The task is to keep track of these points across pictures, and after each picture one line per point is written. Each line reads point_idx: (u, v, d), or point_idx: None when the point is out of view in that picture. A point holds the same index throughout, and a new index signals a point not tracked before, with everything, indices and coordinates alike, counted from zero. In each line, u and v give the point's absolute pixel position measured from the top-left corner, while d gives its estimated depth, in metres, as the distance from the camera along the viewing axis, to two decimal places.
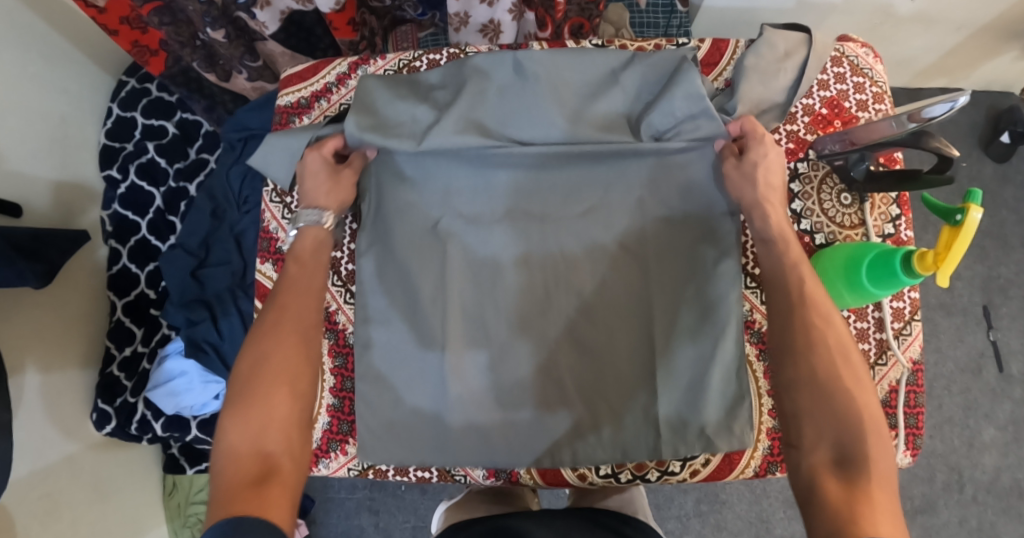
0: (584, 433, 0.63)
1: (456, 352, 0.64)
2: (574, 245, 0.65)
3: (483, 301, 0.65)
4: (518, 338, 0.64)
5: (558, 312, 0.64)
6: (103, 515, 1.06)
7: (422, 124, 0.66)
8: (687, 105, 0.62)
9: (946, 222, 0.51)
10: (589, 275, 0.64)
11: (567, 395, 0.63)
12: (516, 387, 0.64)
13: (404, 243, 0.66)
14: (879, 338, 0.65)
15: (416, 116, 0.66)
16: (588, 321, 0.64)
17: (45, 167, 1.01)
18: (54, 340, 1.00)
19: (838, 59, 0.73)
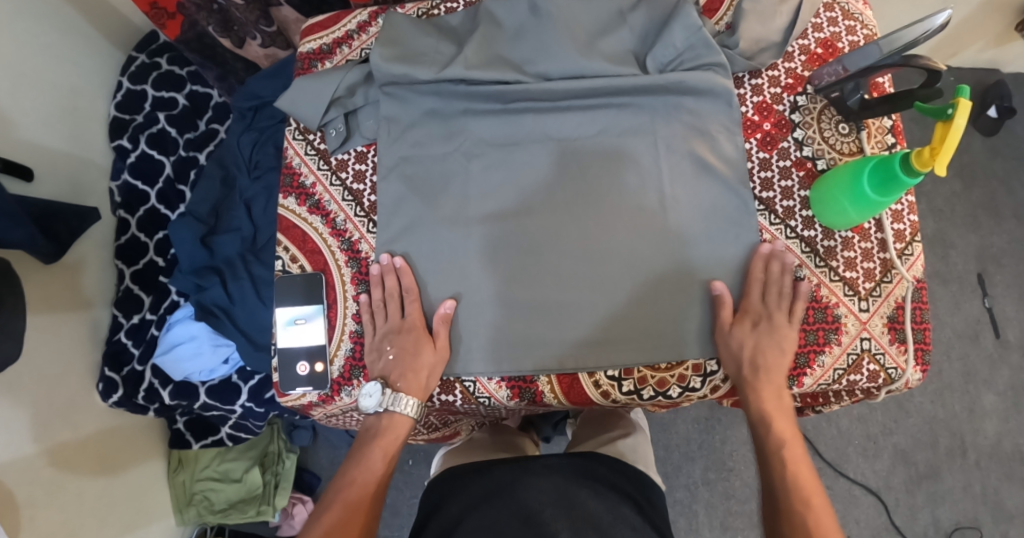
0: (595, 354, 0.63)
1: (474, 274, 0.65)
2: (588, 171, 0.66)
3: (512, 228, 0.65)
4: (530, 261, 0.65)
5: (572, 236, 0.65)
6: (109, 487, 1.05)
7: (445, 56, 0.67)
8: (687, 38, 0.67)
9: (938, 120, 0.53)
10: (611, 198, 0.65)
11: (579, 317, 0.63)
12: (530, 310, 0.64)
13: (421, 171, 0.67)
14: (883, 257, 0.68)
15: (439, 50, 0.67)
16: (614, 238, 0.64)
17: (56, 135, 1.02)
18: (62, 307, 1.01)
19: (830, 6, 0.77)
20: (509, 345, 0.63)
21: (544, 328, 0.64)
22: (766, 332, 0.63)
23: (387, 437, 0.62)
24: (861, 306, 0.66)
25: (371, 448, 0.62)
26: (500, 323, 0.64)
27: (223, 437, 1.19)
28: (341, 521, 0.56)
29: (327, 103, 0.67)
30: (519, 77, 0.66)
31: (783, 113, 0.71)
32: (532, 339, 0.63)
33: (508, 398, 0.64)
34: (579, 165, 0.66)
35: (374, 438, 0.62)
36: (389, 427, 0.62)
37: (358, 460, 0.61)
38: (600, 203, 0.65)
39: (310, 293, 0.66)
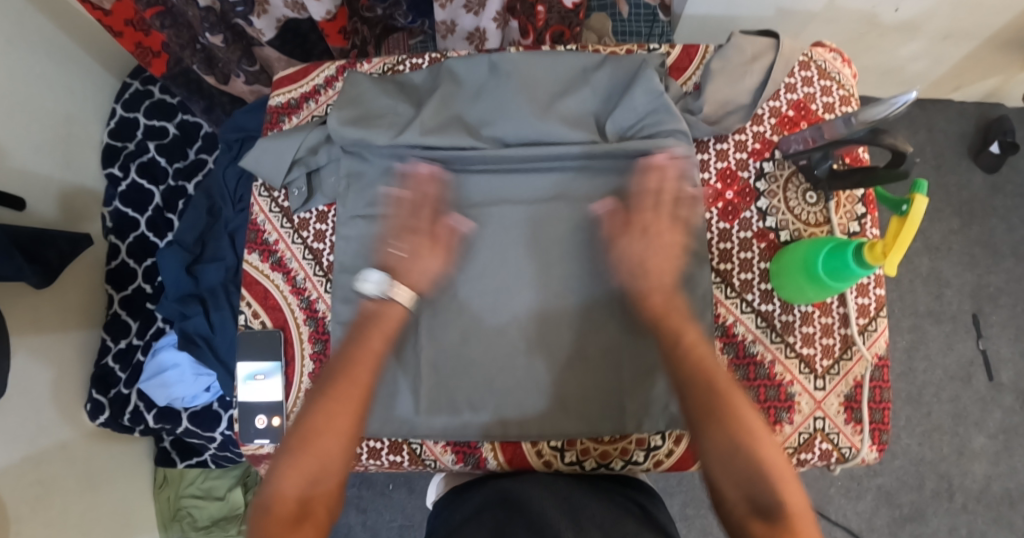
0: (535, 419, 0.63)
1: (418, 331, 0.66)
2: (537, 232, 0.66)
3: (465, 294, 0.66)
4: (475, 321, 0.65)
5: (518, 299, 0.65)
6: (95, 503, 1.08)
7: (403, 118, 0.68)
8: (648, 102, 0.66)
9: (894, 212, 0.52)
10: (568, 265, 0.65)
11: (522, 379, 0.64)
12: (473, 374, 0.64)
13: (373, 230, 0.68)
14: (843, 333, 0.67)
15: (397, 111, 0.68)
16: (565, 305, 0.65)
17: (49, 163, 1.05)
18: (53, 331, 1.04)
19: (805, 63, 0.74)
20: (450, 408, 0.64)
21: (488, 393, 0.64)
22: None
23: (378, 326, 0.62)
24: (816, 385, 0.66)
25: (367, 333, 0.62)
26: (440, 381, 0.65)
27: (206, 459, 1.22)
28: (342, 407, 0.57)
29: (288, 163, 0.69)
30: (474, 142, 0.67)
31: (747, 181, 0.71)
32: (475, 402, 0.64)
33: (453, 462, 0.66)
34: (530, 227, 0.66)
35: (368, 328, 0.62)
36: (382, 316, 0.63)
37: (354, 343, 0.61)
38: (550, 266, 0.65)
39: (269, 349, 0.68)
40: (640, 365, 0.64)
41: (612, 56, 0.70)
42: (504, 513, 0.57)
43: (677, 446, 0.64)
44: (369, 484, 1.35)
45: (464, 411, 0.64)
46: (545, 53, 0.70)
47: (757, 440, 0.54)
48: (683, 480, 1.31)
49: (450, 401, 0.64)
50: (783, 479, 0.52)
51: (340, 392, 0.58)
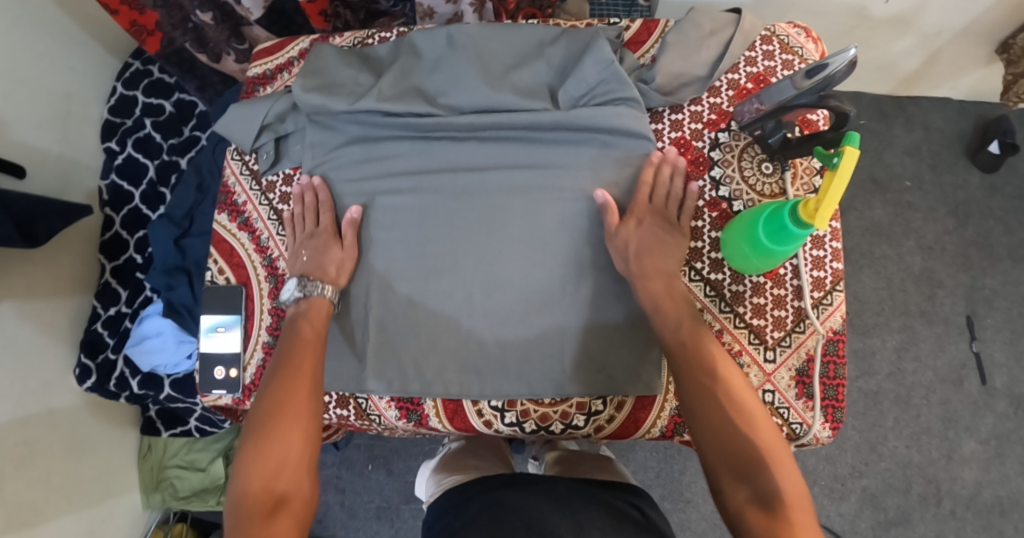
0: (478, 381, 0.64)
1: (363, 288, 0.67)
2: (484, 197, 0.67)
3: (417, 257, 0.66)
4: (421, 285, 0.66)
5: (462, 263, 0.66)
6: (77, 467, 1.11)
7: (363, 87, 0.69)
8: (598, 72, 0.68)
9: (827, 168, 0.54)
10: (515, 229, 0.66)
11: (469, 339, 0.64)
12: (420, 336, 0.65)
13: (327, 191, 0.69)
14: (796, 306, 0.69)
15: (358, 81, 0.70)
16: (514, 268, 0.65)
17: (48, 137, 1.10)
18: (45, 298, 1.08)
19: (767, 38, 0.79)
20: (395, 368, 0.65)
21: (433, 353, 0.65)
22: (658, 374, 0.63)
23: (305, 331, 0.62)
24: (766, 357, 0.68)
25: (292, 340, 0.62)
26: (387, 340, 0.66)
27: (189, 428, 1.26)
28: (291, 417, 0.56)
29: (256, 129, 0.70)
30: (430, 109, 0.68)
31: (701, 150, 0.73)
32: (422, 363, 0.65)
33: (397, 418, 0.67)
34: (482, 193, 0.67)
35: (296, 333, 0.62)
36: (309, 312, 0.64)
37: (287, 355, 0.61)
38: (502, 232, 0.66)
39: (229, 303, 0.70)
40: (586, 330, 0.64)
41: (571, 31, 0.71)
42: (505, 521, 0.64)
43: (619, 412, 0.64)
44: (349, 464, 1.36)
45: (410, 370, 0.65)
46: (506, 27, 0.71)
47: (757, 429, 0.54)
48: (662, 472, 1.30)
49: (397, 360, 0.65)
50: (781, 469, 0.52)
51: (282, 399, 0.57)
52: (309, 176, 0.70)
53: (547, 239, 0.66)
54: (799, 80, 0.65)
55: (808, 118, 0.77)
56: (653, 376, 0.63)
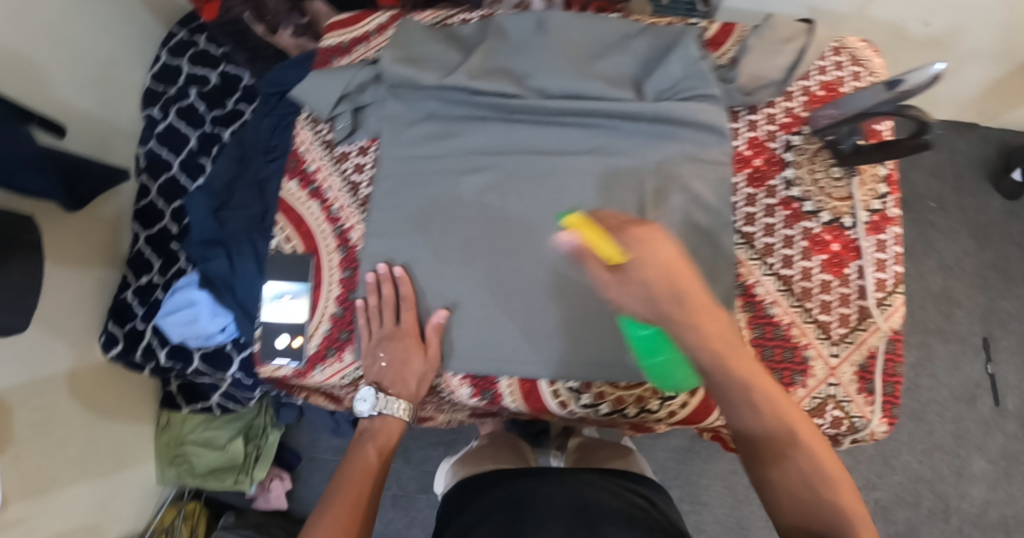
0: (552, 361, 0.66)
1: (440, 263, 0.68)
2: (567, 182, 0.68)
3: (495, 237, 0.68)
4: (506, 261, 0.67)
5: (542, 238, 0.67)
6: (95, 436, 1.09)
7: (451, 63, 0.70)
8: (683, 68, 0.70)
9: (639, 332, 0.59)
10: (595, 215, 0.68)
11: (550, 316, 0.66)
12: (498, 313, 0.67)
13: (406, 165, 0.70)
14: (860, 305, 0.71)
15: (444, 58, 0.70)
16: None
17: (89, 99, 1.08)
18: (76, 263, 1.06)
19: (837, 49, 0.82)
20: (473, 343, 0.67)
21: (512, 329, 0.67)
22: None
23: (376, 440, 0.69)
24: (830, 351, 0.70)
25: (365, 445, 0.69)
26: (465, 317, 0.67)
27: (212, 404, 1.23)
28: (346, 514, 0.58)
29: (336, 98, 0.71)
30: (518, 91, 0.69)
31: (775, 151, 0.75)
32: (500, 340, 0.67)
33: (468, 395, 0.70)
34: (563, 177, 0.69)
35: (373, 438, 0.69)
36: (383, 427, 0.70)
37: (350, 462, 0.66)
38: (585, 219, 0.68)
39: (298, 271, 0.69)
40: None
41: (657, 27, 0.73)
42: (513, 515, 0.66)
43: (692, 399, 0.66)
44: None
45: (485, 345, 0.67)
46: (591, 17, 0.72)
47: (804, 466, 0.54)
48: (680, 473, 1.31)
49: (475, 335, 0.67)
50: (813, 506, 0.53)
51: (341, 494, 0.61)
52: (385, 148, 0.70)
53: None
54: (880, 92, 0.68)
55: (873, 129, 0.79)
56: None
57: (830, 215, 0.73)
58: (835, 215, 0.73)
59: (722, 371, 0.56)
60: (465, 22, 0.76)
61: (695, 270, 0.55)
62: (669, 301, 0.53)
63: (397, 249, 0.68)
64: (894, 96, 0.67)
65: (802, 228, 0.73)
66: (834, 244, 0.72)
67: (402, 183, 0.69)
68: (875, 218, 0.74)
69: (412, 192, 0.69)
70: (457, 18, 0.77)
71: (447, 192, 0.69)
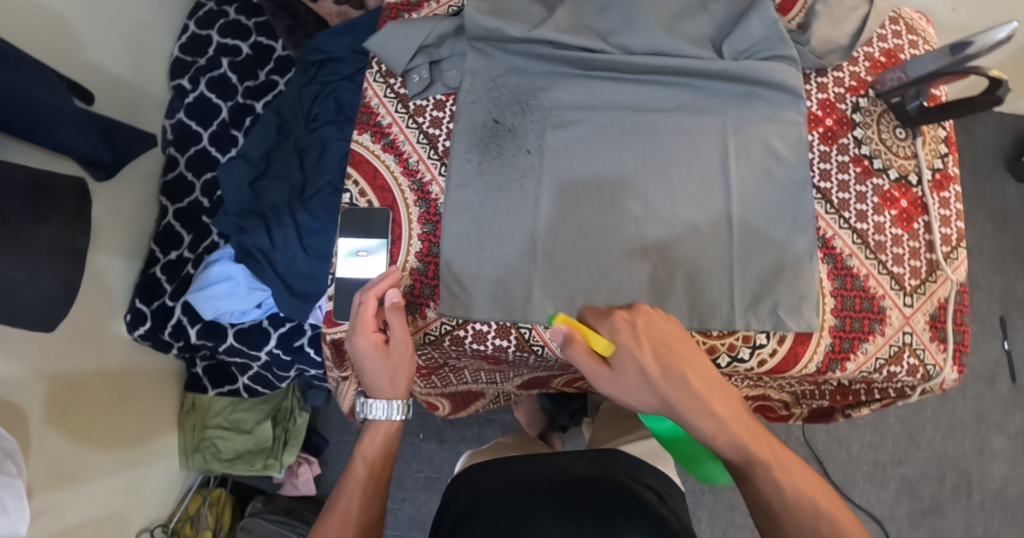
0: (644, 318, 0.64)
1: (525, 218, 0.66)
2: (655, 140, 0.68)
3: (579, 194, 0.66)
4: (596, 214, 0.66)
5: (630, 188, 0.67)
6: (120, 418, 1.04)
7: (535, 17, 0.69)
8: (763, 29, 0.69)
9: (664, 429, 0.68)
10: (683, 170, 0.67)
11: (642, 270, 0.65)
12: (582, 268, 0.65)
13: (488, 120, 0.68)
14: (929, 258, 0.72)
15: (529, 11, 0.69)
16: (682, 208, 0.67)
17: (119, 64, 1.04)
18: (104, 235, 1.01)
19: (895, 19, 0.83)
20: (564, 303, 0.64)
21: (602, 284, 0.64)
22: (817, 312, 0.65)
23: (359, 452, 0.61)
24: (905, 301, 0.71)
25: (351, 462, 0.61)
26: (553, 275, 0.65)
27: (239, 387, 1.19)
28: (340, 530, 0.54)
29: (414, 50, 0.69)
30: (604, 46, 0.68)
31: (845, 112, 0.76)
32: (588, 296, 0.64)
33: (563, 349, 0.65)
34: (650, 132, 0.68)
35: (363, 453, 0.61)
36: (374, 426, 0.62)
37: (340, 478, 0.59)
38: (671, 173, 0.67)
39: (375, 226, 0.67)
40: (748, 268, 0.66)
41: None
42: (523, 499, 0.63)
43: (780, 347, 0.66)
44: None
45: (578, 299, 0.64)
46: None
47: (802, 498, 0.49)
48: None
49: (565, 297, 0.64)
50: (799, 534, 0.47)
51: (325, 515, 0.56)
52: (467, 103, 0.68)
53: (708, 183, 0.67)
54: (942, 56, 0.67)
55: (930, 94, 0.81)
56: (816, 316, 0.66)
57: (897, 173, 0.74)
58: (902, 173, 0.74)
59: (745, 454, 0.50)
60: None
61: (697, 353, 0.53)
62: (675, 382, 0.51)
63: (478, 202, 0.66)
64: (956, 60, 0.66)
65: (873, 184, 0.73)
66: (902, 200, 0.73)
67: (486, 139, 0.67)
68: (938, 177, 0.76)
69: (497, 145, 0.67)
70: None
71: (532, 147, 0.67)
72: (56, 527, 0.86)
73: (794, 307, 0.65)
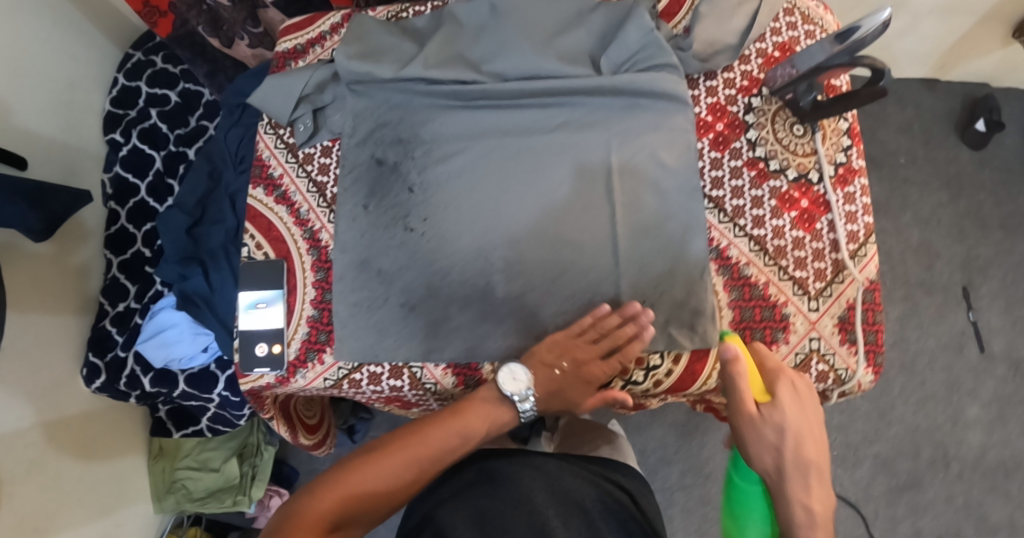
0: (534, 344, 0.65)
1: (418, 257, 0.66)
2: (540, 167, 0.67)
3: (464, 224, 0.66)
4: (479, 245, 0.65)
5: (516, 218, 0.66)
6: (86, 470, 1.06)
7: (406, 55, 0.70)
8: (640, 38, 0.69)
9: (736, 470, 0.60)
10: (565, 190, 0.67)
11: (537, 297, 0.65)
12: (472, 300, 0.65)
13: (373, 164, 0.69)
14: (834, 258, 0.72)
15: (402, 49, 0.70)
16: (565, 230, 0.66)
17: (51, 127, 1.05)
18: (46, 294, 1.02)
19: (789, 10, 0.81)
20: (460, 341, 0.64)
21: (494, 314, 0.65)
22: (713, 327, 0.65)
23: (466, 417, 0.61)
24: (810, 306, 0.70)
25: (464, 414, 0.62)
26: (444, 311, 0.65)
27: (202, 427, 1.21)
28: (407, 458, 0.58)
29: (295, 100, 0.70)
30: (476, 77, 0.69)
31: (736, 114, 0.76)
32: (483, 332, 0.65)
33: (455, 386, 0.66)
34: (529, 155, 0.68)
35: (466, 409, 0.62)
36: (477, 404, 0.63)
37: (448, 414, 0.62)
38: (556, 192, 0.67)
39: (270, 277, 0.68)
40: (642, 284, 0.65)
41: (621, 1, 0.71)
42: (493, 494, 0.56)
43: (676, 366, 0.66)
44: None
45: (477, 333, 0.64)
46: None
47: None
48: (682, 448, 1.28)
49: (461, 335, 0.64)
50: None
51: (411, 434, 0.60)
52: (348, 146, 0.69)
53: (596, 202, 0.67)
54: (829, 45, 0.67)
55: (832, 84, 0.80)
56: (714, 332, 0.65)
57: (796, 172, 0.74)
58: (801, 172, 0.74)
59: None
60: (424, 12, 0.76)
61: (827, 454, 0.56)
62: (800, 465, 0.54)
63: (359, 247, 0.67)
64: (844, 47, 0.65)
65: (769, 187, 0.73)
66: (803, 200, 0.73)
67: (371, 181, 0.68)
68: (841, 171, 0.75)
69: (384, 186, 0.68)
70: (412, 8, 0.77)
71: (413, 185, 0.68)
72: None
73: (689, 322, 0.65)
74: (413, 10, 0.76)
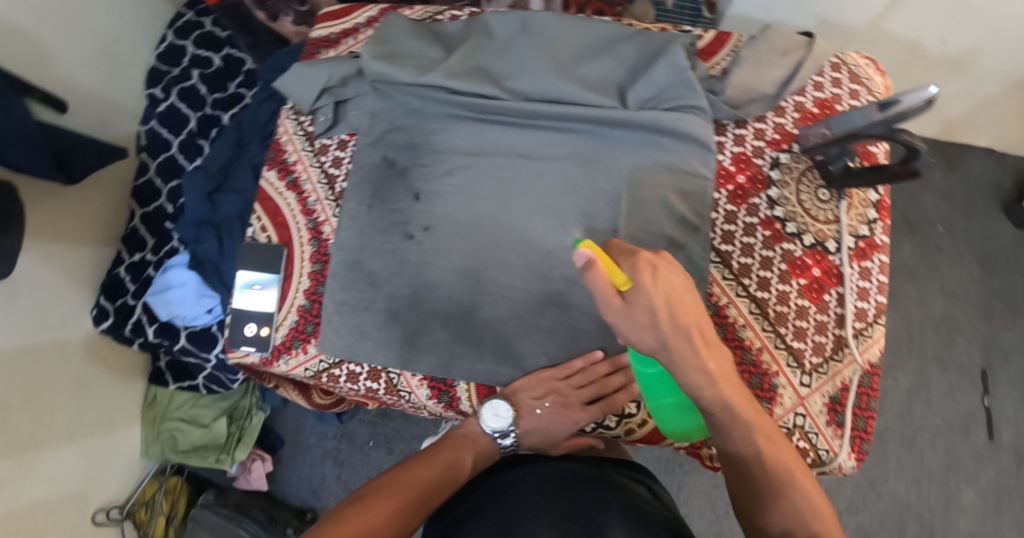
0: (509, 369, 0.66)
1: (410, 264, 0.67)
2: (547, 194, 0.67)
3: (463, 242, 0.66)
4: (473, 264, 0.66)
5: (514, 242, 0.66)
6: (82, 408, 1.09)
7: (429, 62, 0.70)
8: (669, 76, 0.67)
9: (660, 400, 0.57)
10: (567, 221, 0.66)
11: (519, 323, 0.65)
12: (457, 314, 0.66)
13: (384, 166, 0.69)
14: (837, 334, 0.70)
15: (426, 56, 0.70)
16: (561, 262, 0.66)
17: (93, 75, 1.08)
18: (69, 235, 1.06)
19: (837, 65, 0.77)
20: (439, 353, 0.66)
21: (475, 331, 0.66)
22: None
23: (448, 452, 0.65)
24: (801, 380, 0.69)
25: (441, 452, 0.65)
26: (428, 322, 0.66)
27: (198, 383, 1.24)
28: (392, 493, 0.56)
29: (318, 90, 0.71)
30: (496, 92, 0.68)
31: (761, 168, 0.73)
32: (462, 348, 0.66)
33: (428, 398, 0.69)
34: (537, 182, 0.67)
35: (445, 445, 0.66)
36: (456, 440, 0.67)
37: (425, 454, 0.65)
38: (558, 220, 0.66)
39: (269, 262, 0.70)
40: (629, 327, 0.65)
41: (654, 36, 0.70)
42: (506, 504, 0.57)
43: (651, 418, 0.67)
44: (350, 439, 1.38)
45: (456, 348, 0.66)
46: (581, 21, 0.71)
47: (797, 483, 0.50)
48: None
49: (441, 347, 0.66)
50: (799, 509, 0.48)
51: (392, 480, 0.59)
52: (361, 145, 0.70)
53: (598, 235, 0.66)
54: (871, 112, 0.64)
55: (869, 150, 0.76)
56: None
57: (813, 238, 0.71)
58: (818, 239, 0.71)
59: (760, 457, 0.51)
60: (460, 17, 0.76)
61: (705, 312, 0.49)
62: (678, 340, 0.46)
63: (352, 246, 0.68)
64: (884, 117, 0.63)
65: (781, 250, 0.71)
66: (815, 268, 0.70)
67: (376, 184, 0.69)
68: (861, 245, 0.72)
69: (389, 191, 0.69)
70: (449, 12, 0.77)
71: (420, 193, 0.68)
72: (14, 505, 0.91)
73: None
74: (448, 14, 0.77)
